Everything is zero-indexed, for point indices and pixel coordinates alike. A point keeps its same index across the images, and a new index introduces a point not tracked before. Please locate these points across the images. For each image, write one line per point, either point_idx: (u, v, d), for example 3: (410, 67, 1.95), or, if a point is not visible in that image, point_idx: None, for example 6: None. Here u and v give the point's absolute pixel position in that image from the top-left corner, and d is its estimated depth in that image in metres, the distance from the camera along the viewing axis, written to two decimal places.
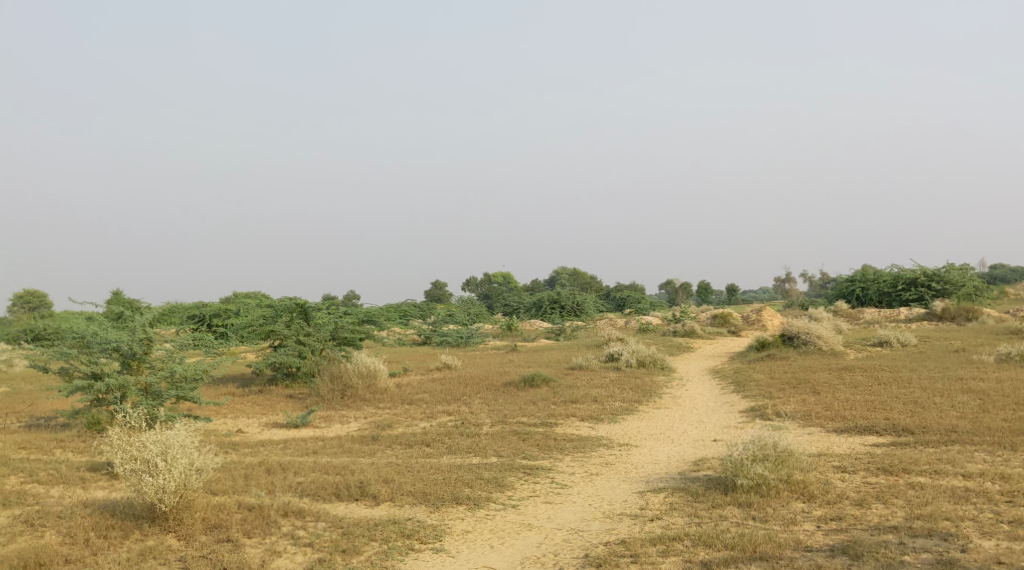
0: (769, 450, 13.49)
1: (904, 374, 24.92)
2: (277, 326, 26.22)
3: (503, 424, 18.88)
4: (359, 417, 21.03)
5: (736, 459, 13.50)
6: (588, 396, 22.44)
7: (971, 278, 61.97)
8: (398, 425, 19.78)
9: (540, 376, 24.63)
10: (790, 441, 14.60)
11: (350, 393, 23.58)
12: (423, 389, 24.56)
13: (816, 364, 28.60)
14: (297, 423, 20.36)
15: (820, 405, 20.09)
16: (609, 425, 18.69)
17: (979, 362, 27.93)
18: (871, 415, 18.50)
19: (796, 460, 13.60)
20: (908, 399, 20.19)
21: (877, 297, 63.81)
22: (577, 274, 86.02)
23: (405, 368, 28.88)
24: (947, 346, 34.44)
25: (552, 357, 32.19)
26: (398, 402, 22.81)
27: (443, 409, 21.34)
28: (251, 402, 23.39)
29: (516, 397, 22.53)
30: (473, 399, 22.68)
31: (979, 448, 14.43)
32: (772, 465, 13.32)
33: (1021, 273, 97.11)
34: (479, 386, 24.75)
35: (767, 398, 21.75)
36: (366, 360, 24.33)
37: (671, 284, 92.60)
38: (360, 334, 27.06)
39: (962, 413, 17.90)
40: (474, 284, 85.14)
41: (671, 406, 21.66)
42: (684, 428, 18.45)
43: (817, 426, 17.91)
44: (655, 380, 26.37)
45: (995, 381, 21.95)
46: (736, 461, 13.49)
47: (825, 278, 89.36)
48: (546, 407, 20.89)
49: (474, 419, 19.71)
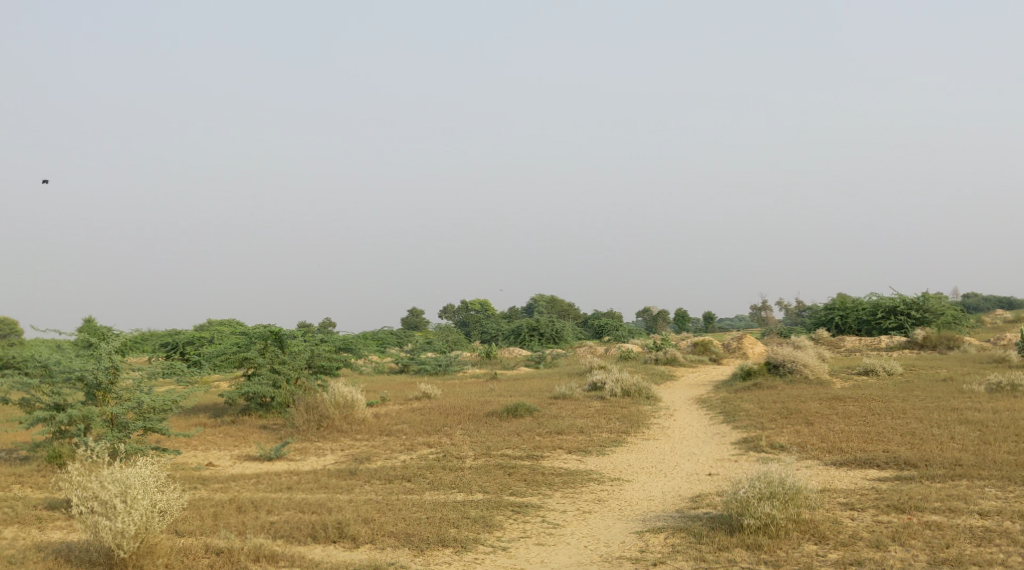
0: (777, 487, 12.74)
1: (897, 404, 24.29)
2: (251, 354, 25.31)
3: (487, 457, 18.06)
4: (335, 449, 20.15)
5: (742, 498, 12.74)
6: (574, 427, 21.67)
7: (949, 307, 61.83)
8: (377, 458, 18.92)
9: (523, 406, 23.81)
10: (793, 475, 13.89)
11: (326, 424, 22.69)
12: (403, 419, 23.69)
13: (805, 394, 27.97)
14: (271, 455, 19.48)
15: (815, 436, 19.42)
16: (597, 458, 17.92)
17: (970, 391, 27.39)
18: (870, 447, 17.81)
19: (804, 497, 12.88)
20: (906, 430, 19.54)
21: (857, 325, 63.48)
22: (555, 301, 85.33)
23: (383, 397, 28.00)
24: (934, 375, 33.96)
25: (533, 386, 31.39)
26: (376, 433, 21.94)
27: (424, 441, 20.50)
28: (223, 433, 22.46)
29: (499, 427, 21.72)
30: (455, 431, 21.83)
31: (989, 483, 13.78)
32: (781, 504, 12.60)
33: (994, 301, 97.50)
34: (460, 416, 23.90)
35: (758, 429, 21.07)
36: (343, 389, 23.45)
37: (649, 311, 92.15)
38: (337, 363, 26.20)
39: (964, 445, 17.26)
40: (452, 311, 84.24)
41: (660, 437, 20.92)
42: (676, 461, 17.73)
43: (814, 458, 17.21)
44: (642, 410, 25.62)
45: (992, 411, 21.38)
46: (742, 500, 12.74)
47: (803, 306, 89.20)
48: (531, 438, 20.10)
49: (457, 451, 18.87)
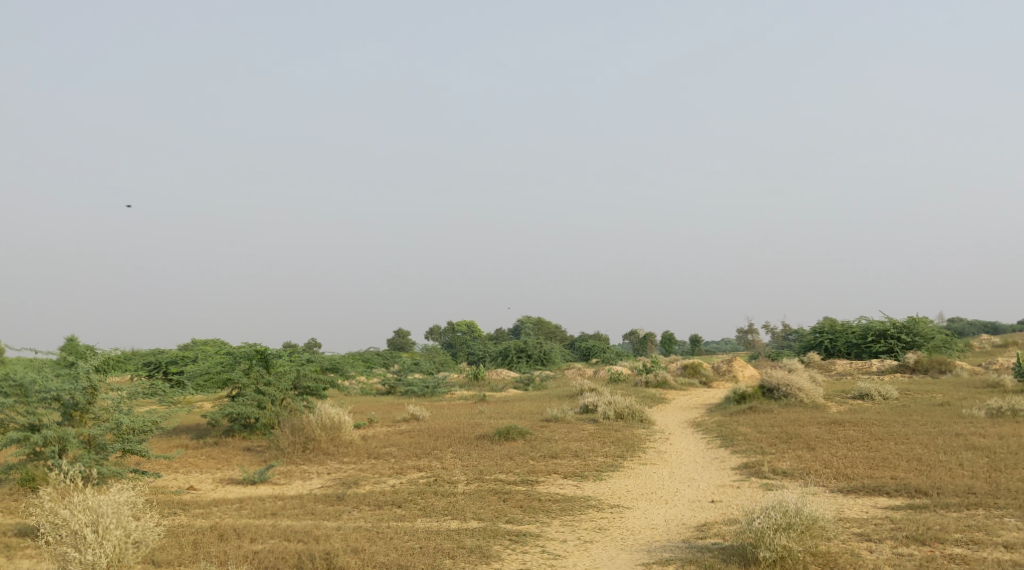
0: (792, 518, 12.13)
1: (898, 430, 23.75)
2: (235, 374, 24.55)
3: (480, 482, 17.37)
4: (322, 473, 19.41)
5: (756, 529, 12.14)
6: (568, 450, 21.00)
7: (939, 331, 61.50)
8: (365, 482, 18.20)
9: (516, 428, 23.12)
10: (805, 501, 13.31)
11: (312, 446, 21.95)
12: (391, 442, 22.98)
13: (802, 418, 27.41)
14: (255, 479, 18.72)
15: (818, 462, 18.83)
16: (594, 484, 17.25)
17: (970, 417, 26.90)
18: (877, 474, 17.22)
19: (819, 528, 12.30)
20: (911, 456, 18.98)
21: (846, 348, 63.08)
22: (542, 323, 84.67)
23: (371, 419, 27.25)
24: (931, 400, 33.46)
25: (524, 408, 30.71)
26: (364, 456, 21.23)
27: (413, 465, 19.81)
28: (205, 455, 21.70)
29: (491, 451, 21.03)
30: (446, 454, 21.13)
31: (1009, 513, 13.23)
32: (798, 536, 12.02)
33: (979, 325, 97.52)
34: (451, 439, 23.21)
35: (759, 454, 20.46)
36: (330, 411, 22.72)
37: (636, 334, 91.70)
38: (323, 384, 25.46)
39: (975, 473, 16.73)
40: (438, 332, 83.49)
41: (657, 462, 20.28)
42: (677, 487, 17.10)
43: (820, 485, 16.62)
44: (636, 434, 24.95)
45: (997, 438, 20.86)
46: (757, 531, 12.14)
47: (790, 330, 88.89)
48: (524, 462, 19.44)
49: (448, 476, 18.18)
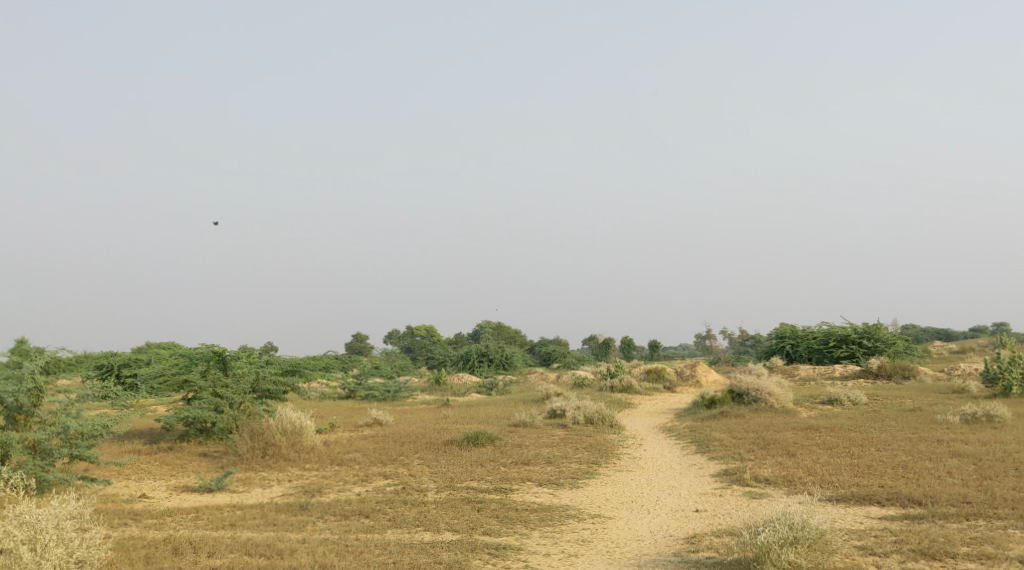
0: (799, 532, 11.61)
1: (876, 437, 23.28)
2: (192, 377, 23.48)
3: (451, 490, 16.50)
4: (283, 480, 18.43)
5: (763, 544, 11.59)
6: (541, 456, 20.20)
7: (900, 337, 61.56)
8: (330, 490, 17.27)
9: (485, 433, 22.27)
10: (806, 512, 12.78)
11: (272, 452, 20.96)
12: (355, 448, 22.04)
13: (775, 424, 26.88)
14: (211, 487, 17.71)
15: (801, 470, 18.25)
16: (571, 492, 16.46)
17: (945, 424, 26.57)
18: (864, 482, 16.70)
19: (825, 542, 11.77)
20: (896, 464, 18.49)
21: (808, 353, 62.90)
22: (502, 328, 83.84)
23: (332, 424, 26.25)
24: (901, 406, 33.14)
25: (490, 412, 29.85)
26: (327, 463, 20.29)
27: (380, 472, 18.92)
28: (159, 461, 20.62)
29: (461, 457, 20.19)
30: (413, 460, 20.26)
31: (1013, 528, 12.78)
32: (807, 552, 11.52)
33: (934, 332, 98.31)
34: (417, 444, 22.34)
35: (737, 461, 19.83)
36: (291, 415, 21.72)
37: (595, 339, 91.30)
38: (284, 387, 24.41)
39: (966, 484, 16.26)
40: (397, 335, 82.35)
41: (633, 469, 19.54)
42: (657, 495, 16.37)
43: (806, 494, 16.03)
44: (609, 439, 24.20)
45: (981, 447, 20.45)
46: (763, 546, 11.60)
47: (748, 335, 88.92)
48: (496, 469, 18.62)
49: (417, 483, 17.30)
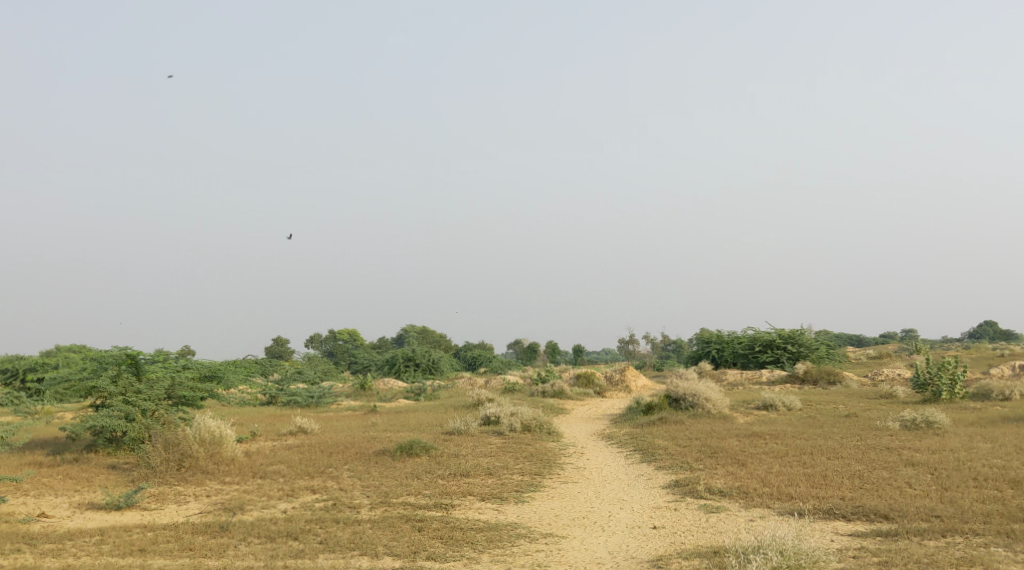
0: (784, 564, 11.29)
1: (823, 445, 22.58)
2: (100, 382, 21.69)
3: (386, 507, 15.20)
4: (200, 495, 16.86)
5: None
6: (481, 467, 18.97)
7: (824, 342, 61.78)
8: (252, 507, 15.79)
9: (419, 443, 20.94)
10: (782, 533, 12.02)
11: (188, 464, 19.35)
12: (279, 459, 20.51)
13: (717, 431, 26.06)
14: (120, 504, 16.06)
15: (756, 481, 17.37)
16: (517, 507, 15.27)
17: (886, 432, 26.04)
18: (824, 494, 15.88)
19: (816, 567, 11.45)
20: (853, 474, 17.72)
21: (733, 358, 62.59)
22: (426, 333, 82.34)
23: (254, 432, 24.65)
24: (837, 413, 32.72)
25: (421, 420, 28.48)
26: (248, 475, 18.80)
27: (307, 485, 17.50)
28: (62, 475, 18.82)
29: (394, 469, 18.85)
30: (343, 473, 18.86)
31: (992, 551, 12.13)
32: None
33: (852, 337, 99.62)
34: (346, 455, 20.92)
35: (687, 470, 18.87)
36: (210, 423, 20.10)
37: (519, 344, 90.39)
38: (202, 394, 22.69)
39: (929, 496, 15.62)
40: (318, 340, 80.20)
41: (578, 480, 18.42)
42: (608, 510, 15.24)
43: (765, 508, 15.16)
44: (548, 448, 23.05)
45: (932, 456, 19.89)
46: None
47: (671, 339, 88.91)
48: (434, 482, 17.35)
49: (349, 499, 15.93)
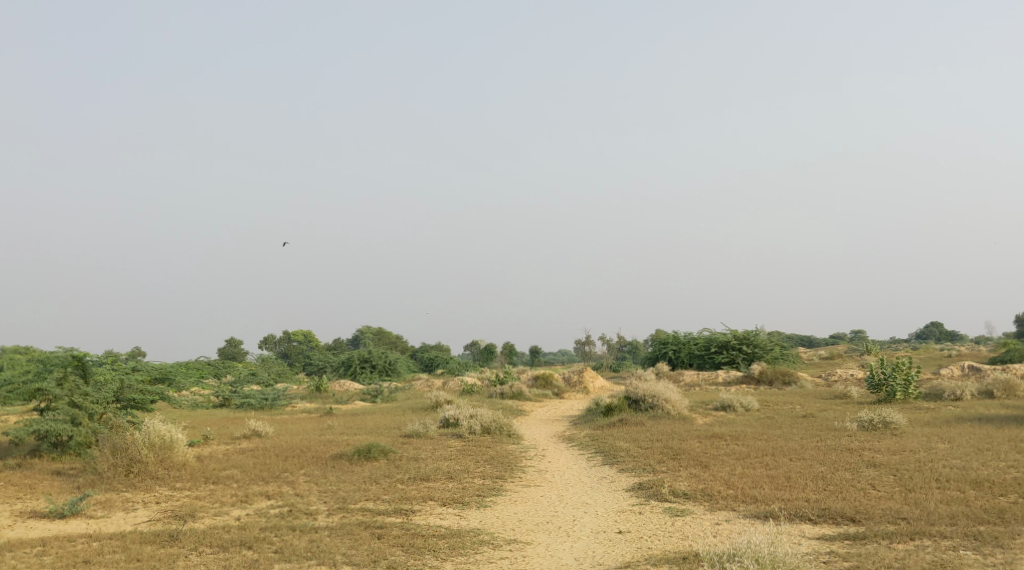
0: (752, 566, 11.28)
1: (784, 446, 22.46)
2: (46, 384, 20.97)
3: (345, 514, 14.78)
4: (149, 502, 16.31)
5: None
6: (441, 471, 18.57)
7: (779, 343, 62.11)
8: (204, 514, 15.28)
9: (377, 447, 20.50)
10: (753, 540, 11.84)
11: (137, 469, 18.75)
12: (232, 463, 19.96)
13: (677, 432, 25.89)
14: (64, 512, 15.44)
15: (719, 483, 17.16)
16: (479, 513, 14.94)
17: (845, 432, 26.03)
18: (789, 496, 15.70)
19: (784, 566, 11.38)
20: (816, 476, 17.55)
21: (689, 359, 62.71)
22: (382, 334, 81.64)
23: (206, 436, 24.02)
24: (794, 413, 32.74)
25: (378, 422, 27.99)
26: (201, 481, 18.25)
27: (261, 491, 17.00)
28: (4, 482, 18.13)
29: (352, 473, 18.39)
30: (298, 478, 18.39)
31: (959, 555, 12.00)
32: None
33: (805, 338, 100.48)
34: (302, 459, 20.41)
35: (650, 473, 18.61)
36: (160, 427, 19.54)
37: (475, 345, 89.97)
38: (152, 396, 22.08)
39: (893, 497, 15.48)
40: (272, 341, 79.13)
41: (540, 483, 18.10)
42: (572, 514, 14.93)
43: (731, 511, 14.95)
44: (509, 450, 22.69)
45: (893, 457, 19.85)
46: None
47: (626, 340, 89.01)
48: (393, 487, 16.93)
49: (306, 505, 15.47)
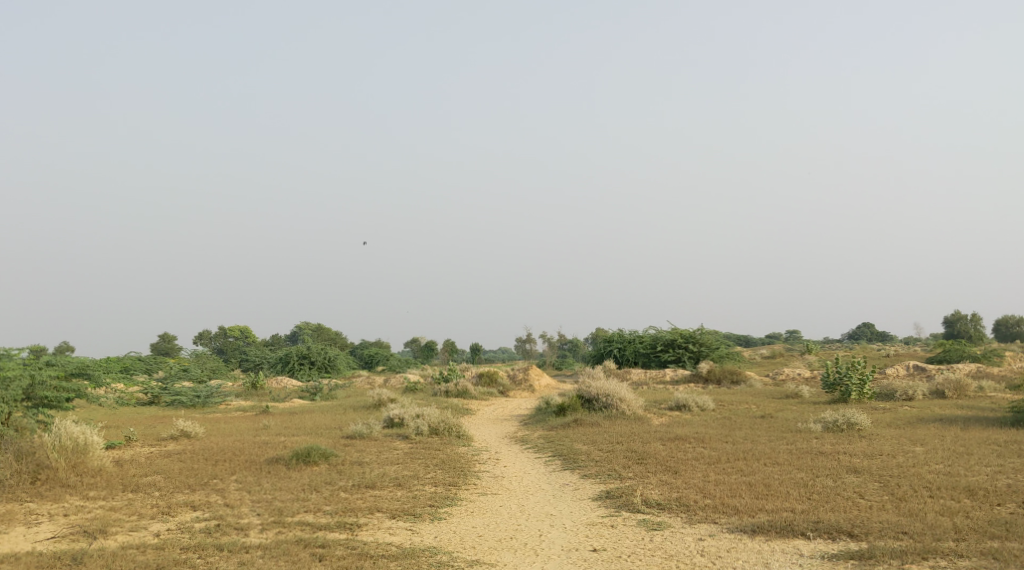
0: None
1: (753, 449, 21.07)
2: None
3: (280, 531, 13.12)
4: (56, 514, 14.44)
5: None
6: (388, 477, 16.90)
7: (725, 341, 61.19)
8: (118, 530, 13.56)
9: (317, 450, 18.72)
10: None
11: (44, 477, 16.87)
12: (155, 468, 18.07)
13: (637, 434, 24.44)
14: None
15: (694, 492, 15.70)
16: (433, 528, 13.38)
17: (810, 434, 24.76)
18: (774, 506, 14.29)
19: None
20: (795, 483, 16.11)
21: (634, 357, 61.52)
22: (322, 330, 79.43)
23: (129, 437, 22.06)
24: (752, 414, 31.49)
25: (318, 421, 26.13)
26: (117, 491, 16.37)
27: (186, 501, 15.20)
28: None
29: (290, 480, 16.62)
30: (228, 486, 16.59)
31: None
32: None
33: (746, 339, 100.30)
34: (233, 463, 18.53)
35: (615, 480, 17.13)
36: (72, 429, 17.55)
37: (415, 343, 88.21)
38: (67, 394, 20.13)
39: (886, 506, 14.09)
40: (208, 336, 76.50)
41: (498, 491, 16.50)
42: (538, 529, 13.41)
43: (711, 524, 13.53)
44: (459, 453, 21.04)
45: (874, 461, 18.56)
46: None
47: (568, 340, 87.89)
48: (335, 496, 15.22)
49: (237, 519, 13.73)
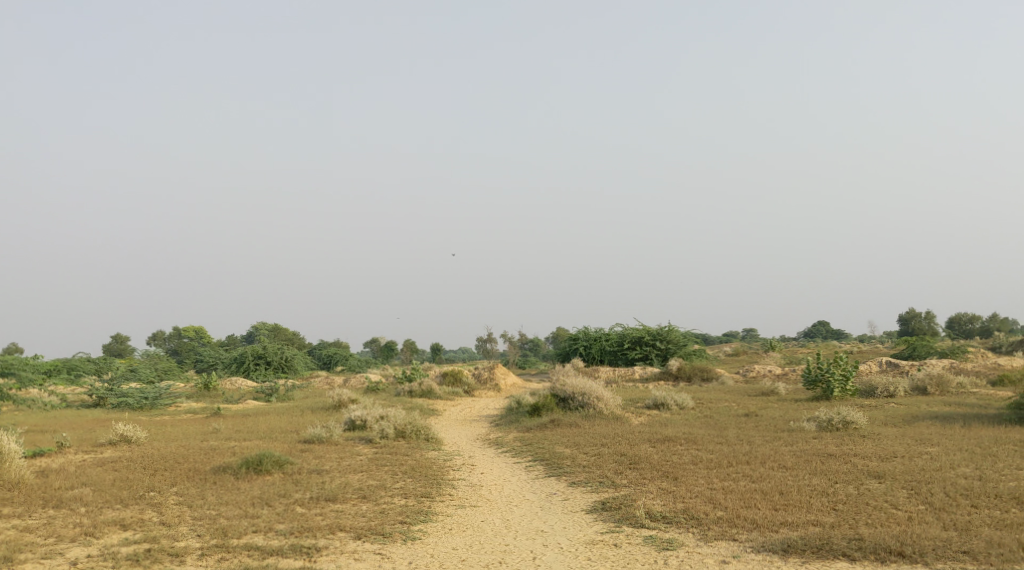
0: None
1: (753, 452, 19.12)
2: None
3: (226, 559, 11.02)
4: None
5: None
6: (351, 488, 14.75)
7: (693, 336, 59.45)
8: (29, 557, 11.36)
9: (270, 458, 16.54)
10: None
11: None
12: (84, 479, 15.81)
13: (620, 435, 22.46)
14: None
15: (704, 502, 13.78)
16: (407, 552, 11.36)
17: (807, 434, 22.87)
18: (799, 519, 12.41)
19: None
20: (814, 491, 14.23)
21: (601, 355, 59.61)
22: (279, 330, 76.83)
23: (61, 443, 19.79)
24: (734, 412, 29.66)
25: (274, 424, 23.85)
26: (39, 506, 14.13)
27: (117, 519, 13.01)
28: None
29: (239, 492, 14.44)
30: (168, 500, 14.38)
31: None
32: None
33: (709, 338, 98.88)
34: (174, 473, 16.30)
35: (611, 489, 15.12)
36: None
37: (375, 343, 85.92)
38: None
39: (927, 517, 12.30)
40: (161, 338, 73.63)
41: (478, 503, 14.42)
42: (530, 550, 11.48)
43: (732, 542, 11.64)
44: (428, 459, 18.90)
45: (891, 465, 16.73)
46: None
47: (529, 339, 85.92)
48: (290, 512, 13.09)
49: (173, 542, 11.57)
